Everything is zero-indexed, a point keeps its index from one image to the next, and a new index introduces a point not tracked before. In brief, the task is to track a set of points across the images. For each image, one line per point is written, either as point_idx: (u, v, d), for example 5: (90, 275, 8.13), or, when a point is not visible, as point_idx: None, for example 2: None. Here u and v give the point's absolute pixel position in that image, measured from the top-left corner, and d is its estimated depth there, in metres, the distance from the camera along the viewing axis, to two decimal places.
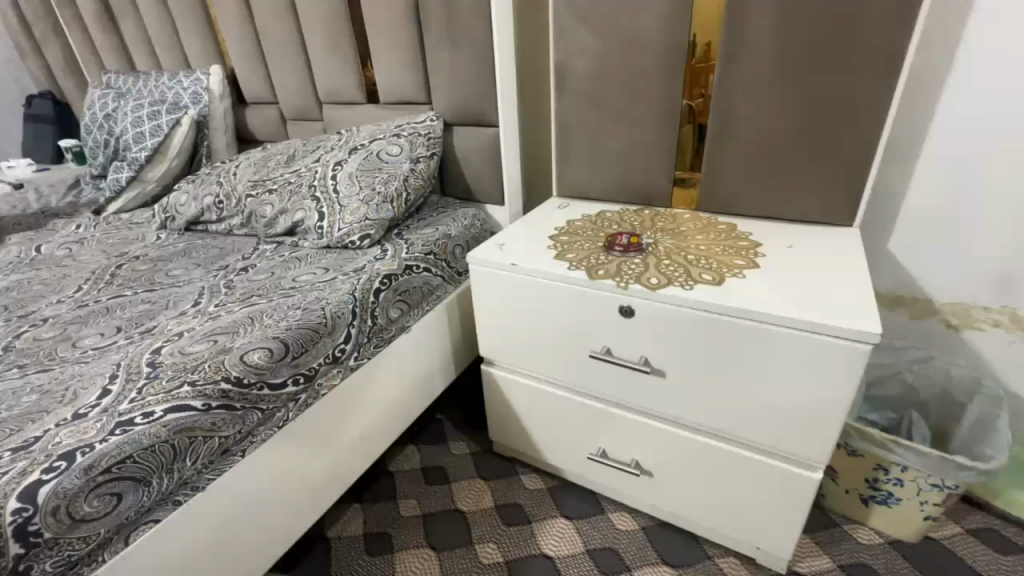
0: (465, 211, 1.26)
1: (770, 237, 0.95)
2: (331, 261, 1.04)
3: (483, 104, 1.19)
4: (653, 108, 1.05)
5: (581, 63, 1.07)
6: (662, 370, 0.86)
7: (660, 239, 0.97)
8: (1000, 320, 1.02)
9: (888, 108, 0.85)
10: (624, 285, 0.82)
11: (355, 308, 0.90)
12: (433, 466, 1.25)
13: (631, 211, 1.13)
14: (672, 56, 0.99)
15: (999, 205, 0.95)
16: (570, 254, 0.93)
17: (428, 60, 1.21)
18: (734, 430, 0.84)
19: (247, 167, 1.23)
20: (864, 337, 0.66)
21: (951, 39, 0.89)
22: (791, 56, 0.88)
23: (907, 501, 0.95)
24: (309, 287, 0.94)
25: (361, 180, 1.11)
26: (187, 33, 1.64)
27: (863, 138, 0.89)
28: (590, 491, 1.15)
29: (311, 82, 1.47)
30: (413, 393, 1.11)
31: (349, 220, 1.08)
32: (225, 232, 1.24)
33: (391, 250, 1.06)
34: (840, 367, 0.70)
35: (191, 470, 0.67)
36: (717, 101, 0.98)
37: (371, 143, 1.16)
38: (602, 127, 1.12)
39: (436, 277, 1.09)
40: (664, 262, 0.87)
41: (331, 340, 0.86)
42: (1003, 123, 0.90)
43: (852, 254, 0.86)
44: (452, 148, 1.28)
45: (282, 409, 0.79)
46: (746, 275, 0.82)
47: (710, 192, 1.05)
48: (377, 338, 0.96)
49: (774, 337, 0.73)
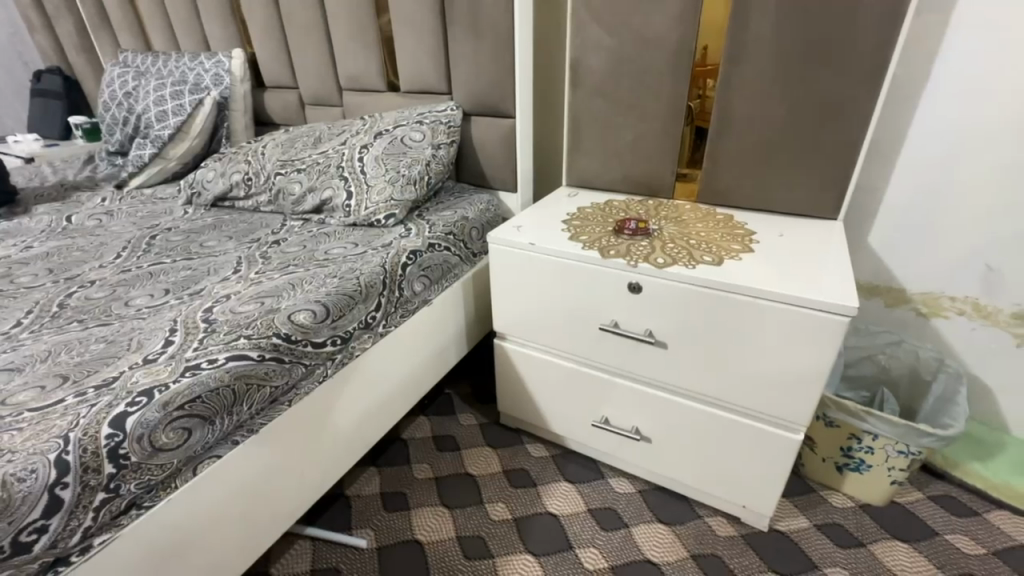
0: (480, 197, 1.34)
1: (764, 227, 1.05)
2: (358, 237, 1.12)
3: (501, 96, 1.26)
4: (660, 106, 1.14)
5: (596, 60, 1.16)
6: (664, 342, 0.95)
7: (664, 225, 1.07)
8: (964, 309, 1.14)
9: (872, 112, 0.96)
10: (633, 264, 0.91)
11: (385, 279, 0.99)
12: (444, 435, 1.33)
13: (636, 201, 1.22)
14: (680, 58, 1.08)
15: (966, 204, 1.06)
16: (583, 237, 1.02)
17: (450, 52, 1.29)
18: (726, 397, 0.94)
19: (275, 148, 1.29)
20: (843, 310, 0.76)
21: (931, 52, 0.99)
22: (788, 64, 0.98)
23: (876, 467, 1.06)
24: (341, 258, 1.02)
25: (387, 163, 1.18)
26: (209, 16, 1.69)
27: (849, 139, 0.99)
28: (590, 459, 1.24)
29: (332, 69, 1.53)
30: (430, 363, 1.19)
31: (375, 199, 1.16)
32: (251, 209, 1.30)
33: (415, 229, 1.14)
34: (822, 338, 0.80)
35: (247, 414, 0.75)
36: (720, 101, 1.07)
37: (395, 128, 1.24)
38: (612, 121, 1.20)
39: (455, 257, 1.17)
40: (668, 244, 0.97)
41: (365, 307, 0.94)
42: (972, 130, 1.01)
43: (835, 242, 0.97)
44: (470, 136, 1.36)
45: (322, 365, 0.87)
46: (741, 257, 0.91)
47: (709, 185, 1.15)
48: (402, 309, 1.04)
49: (766, 311, 0.82)
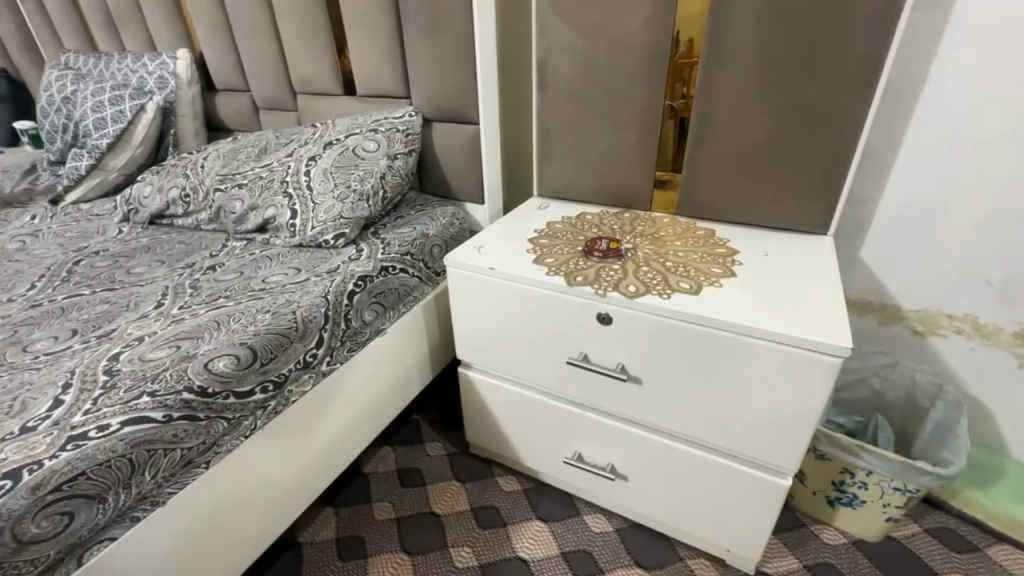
0: (443, 209, 1.24)
1: (747, 245, 0.95)
2: (304, 261, 1.01)
3: (463, 101, 1.16)
4: (634, 111, 1.04)
5: (564, 62, 1.05)
6: (638, 378, 0.86)
7: (638, 244, 0.97)
8: (963, 327, 1.06)
9: (865, 119, 0.86)
10: (602, 293, 0.82)
11: (328, 311, 0.88)
12: (409, 468, 1.24)
13: (611, 215, 1.12)
14: (655, 59, 0.98)
15: (967, 216, 0.97)
16: (548, 259, 0.92)
17: (407, 52, 1.17)
18: (707, 437, 0.85)
19: (215, 160, 1.18)
20: (834, 350, 0.67)
21: (929, 49, 0.90)
22: (772, 65, 0.88)
23: (870, 503, 0.97)
24: (279, 288, 0.91)
25: (337, 177, 1.08)
26: (153, 14, 1.55)
27: (838, 149, 0.90)
28: (565, 493, 1.15)
29: (284, 70, 1.41)
30: (388, 395, 1.09)
31: (322, 218, 1.05)
32: (192, 227, 1.19)
33: (367, 250, 1.04)
34: (811, 380, 0.71)
35: (151, 484, 0.65)
36: (699, 106, 0.97)
37: (347, 138, 1.13)
38: (582, 129, 1.10)
39: (414, 278, 1.07)
40: (642, 267, 0.88)
41: (302, 345, 0.84)
42: (973, 134, 0.92)
43: (826, 263, 0.87)
44: (431, 144, 1.25)
45: (250, 417, 0.77)
46: (722, 283, 0.82)
47: (689, 197, 1.05)
48: (350, 342, 0.94)
49: (747, 348, 0.73)
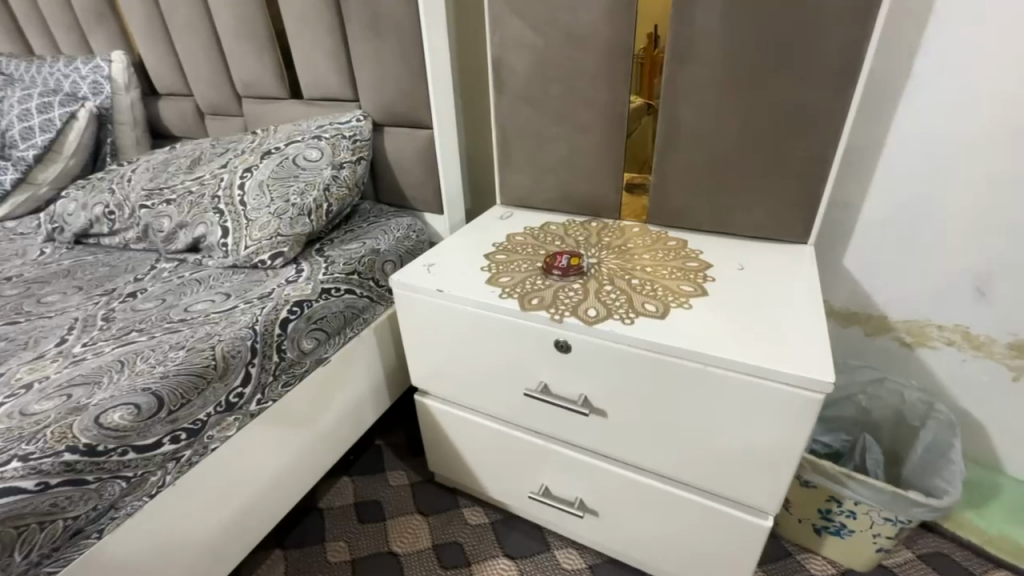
0: (398, 221, 1.15)
1: (721, 257, 0.87)
2: (235, 285, 0.91)
3: (413, 104, 1.06)
4: (597, 113, 0.95)
5: (519, 60, 0.96)
6: (602, 410, 0.77)
7: (603, 258, 0.89)
8: (953, 338, 0.99)
9: (844, 119, 0.79)
10: (559, 319, 0.73)
11: (255, 344, 0.79)
12: (368, 501, 1.14)
13: (577, 224, 1.04)
14: (616, 55, 0.89)
15: (956, 221, 0.90)
16: (503, 279, 0.84)
17: (351, 51, 1.08)
18: (680, 473, 0.76)
19: (143, 173, 1.07)
20: (815, 385, 0.59)
21: (913, 42, 0.82)
22: (743, 61, 0.80)
23: (860, 533, 0.90)
24: (200, 319, 0.81)
25: (274, 190, 0.98)
26: (84, 13, 1.44)
27: (816, 152, 0.82)
28: (535, 525, 1.07)
29: (226, 72, 1.30)
30: (337, 428, 1.00)
31: (257, 236, 0.95)
32: (120, 247, 1.08)
33: (307, 270, 0.95)
34: (791, 418, 0.63)
35: (22, 565, 0.56)
36: (667, 106, 0.88)
37: (287, 146, 1.04)
38: (543, 132, 1.01)
39: (362, 299, 0.98)
40: (606, 287, 0.79)
41: (224, 385, 0.75)
42: (961, 134, 0.84)
43: (806, 277, 0.80)
44: (383, 151, 1.15)
45: (157, 472, 0.68)
46: (692, 304, 0.74)
47: (659, 204, 0.97)
48: (286, 376, 0.84)
49: (719, 381, 0.65)
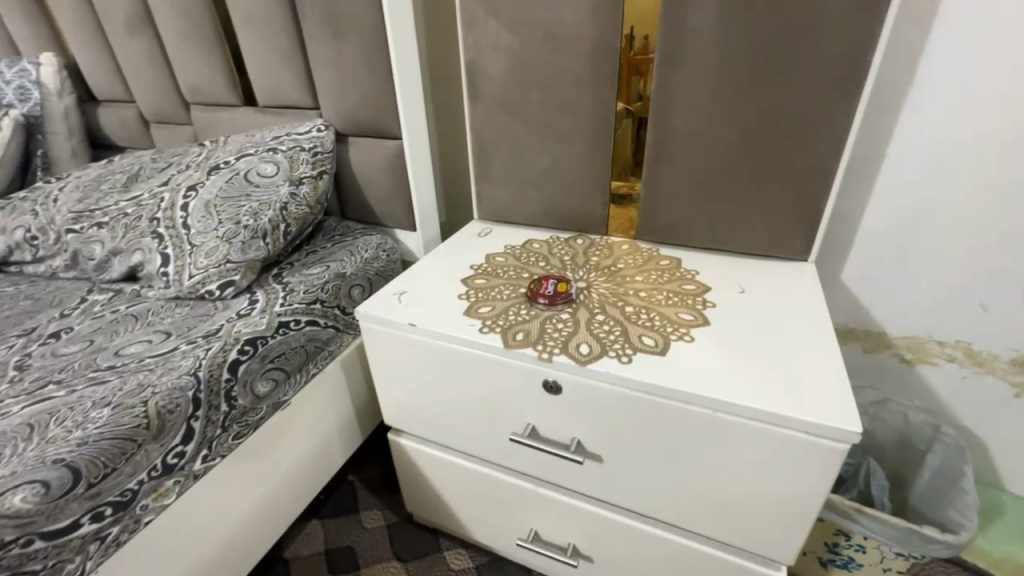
0: (367, 239, 1.05)
1: (719, 278, 0.81)
2: (177, 320, 0.80)
3: (380, 113, 0.97)
4: (581, 122, 0.88)
5: (495, 65, 0.88)
6: (597, 455, 0.70)
7: (592, 282, 0.81)
8: (955, 355, 0.94)
9: (848, 130, 0.73)
10: (547, 357, 0.65)
11: (199, 394, 0.68)
12: (340, 547, 1.04)
13: (561, 241, 0.96)
14: (600, 59, 0.81)
15: (958, 234, 0.85)
16: (484, 309, 0.75)
17: (309, 54, 0.97)
18: (684, 522, 0.69)
19: (71, 191, 0.95)
20: (837, 435, 0.53)
21: (916, 45, 0.77)
22: (740, 67, 0.73)
23: (868, 566, 0.85)
24: (133, 365, 0.70)
25: (222, 210, 0.87)
26: (9, 10, 1.29)
27: (818, 165, 0.76)
28: (523, 568, 0.98)
29: (171, 77, 1.18)
30: (302, 474, 0.90)
31: (203, 263, 0.84)
32: (47, 276, 0.96)
33: (263, 301, 0.84)
34: (809, 468, 0.56)
35: None
36: (657, 115, 0.81)
37: (238, 160, 0.93)
38: (522, 143, 0.93)
39: (327, 330, 0.88)
40: (597, 317, 0.72)
41: (160, 445, 0.64)
42: (966, 143, 0.79)
43: (811, 302, 0.74)
44: (348, 163, 1.05)
45: (75, 558, 0.57)
46: (693, 336, 0.67)
47: (649, 220, 0.90)
48: (237, 425, 0.74)
49: (729, 428, 0.58)
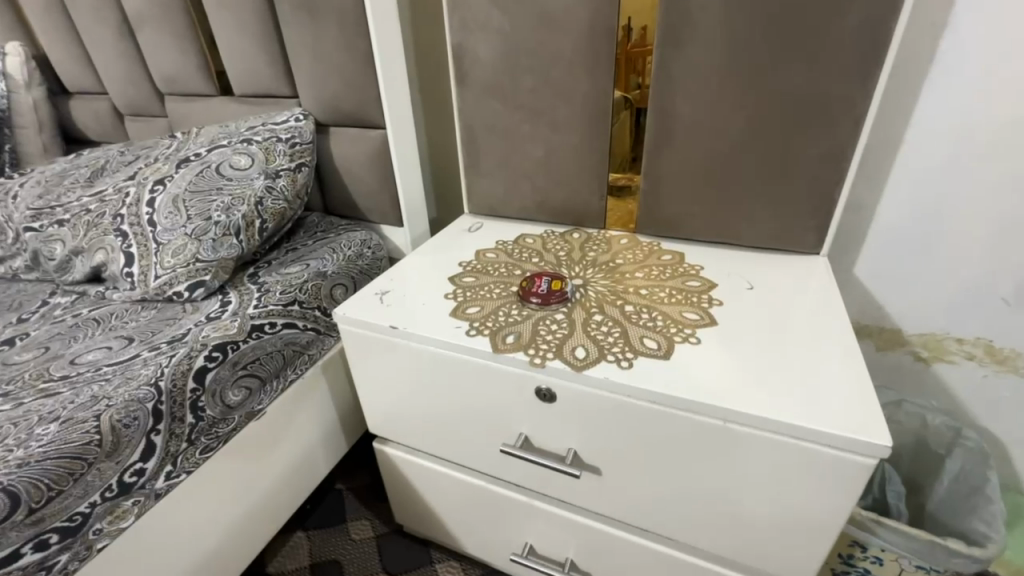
0: (351, 236, 0.99)
1: (726, 274, 0.75)
2: (141, 324, 0.75)
3: (361, 101, 0.91)
4: (576, 108, 0.82)
5: (483, 47, 0.82)
6: (596, 468, 0.64)
7: (589, 279, 0.75)
8: (974, 352, 0.89)
9: (865, 112, 0.67)
10: (540, 362, 0.59)
11: (159, 406, 0.63)
12: (326, 561, 0.99)
13: (557, 236, 0.90)
14: (595, 39, 0.75)
15: (981, 224, 0.80)
16: (472, 309, 0.69)
17: (285, 39, 0.91)
18: (692, 539, 0.64)
19: (32, 187, 0.89)
20: (864, 450, 0.47)
21: (937, 20, 0.71)
22: (748, 44, 0.67)
23: None
24: (87, 375, 0.65)
25: (191, 205, 0.81)
26: None
27: (833, 151, 0.70)
28: None
29: (142, 66, 1.12)
30: (282, 487, 0.84)
31: (169, 263, 0.78)
32: (7, 278, 0.90)
33: (235, 303, 0.78)
34: (831, 484, 0.51)
35: None
36: (658, 98, 0.75)
37: (210, 153, 0.87)
38: (514, 131, 0.87)
39: (306, 333, 0.82)
40: (595, 317, 0.66)
41: (114, 463, 0.59)
42: (991, 126, 0.73)
43: (826, 299, 0.68)
44: (329, 155, 0.99)
45: None
46: (699, 338, 0.61)
47: (651, 212, 0.84)
48: (206, 438, 0.68)
49: (741, 441, 0.52)
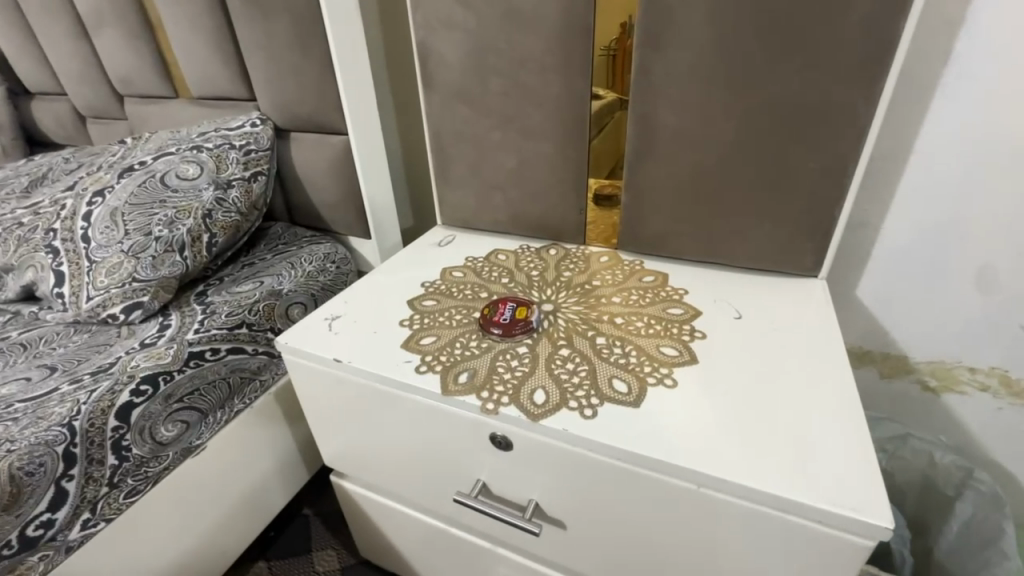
0: (314, 249, 0.92)
1: (712, 301, 0.68)
2: (71, 351, 0.69)
3: (320, 105, 0.84)
4: (550, 115, 0.74)
5: (447, 48, 0.75)
6: (560, 522, 0.57)
7: (562, 304, 0.68)
8: (988, 383, 0.80)
9: (869, 123, 0.59)
10: (492, 408, 0.52)
11: (71, 449, 0.57)
12: None
13: (532, 252, 0.83)
14: (567, 40, 0.68)
15: (997, 245, 0.71)
16: (428, 339, 0.63)
17: (238, 39, 0.85)
18: None
19: None
20: (862, 530, 0.40)
21: (950, 17, 0.63)
22: (737, 47, 0.60)
23: None
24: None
25: (129, 219, 0.74)
26: None
27: (832, 165, 0.63)
28: None
29: (99, 67, 1.05)
30: (232, 524, 0.78)
31: (103, 283, 0.72)
32: None
33: (175, 327, 0.72)
34: (822, 563, 0.44)
35: None
36: (639, 106, 0.68)
37: (156, 161, 0.80)
38: (484, 139, 0.80)
39: (257, 358, 0.75)
40: (561, 350, 0.59)
41: (14, 516, 0.53)
42: (1010, 137, 0.65)
43: (824, 335, 0.61)
44: (291, 163, 0.93)
45: None
46: (676, 380, 0.54)
47: (633, 229, 0.77)
48: (133, 480, 0.62)
49: (717, 509, 0.46)
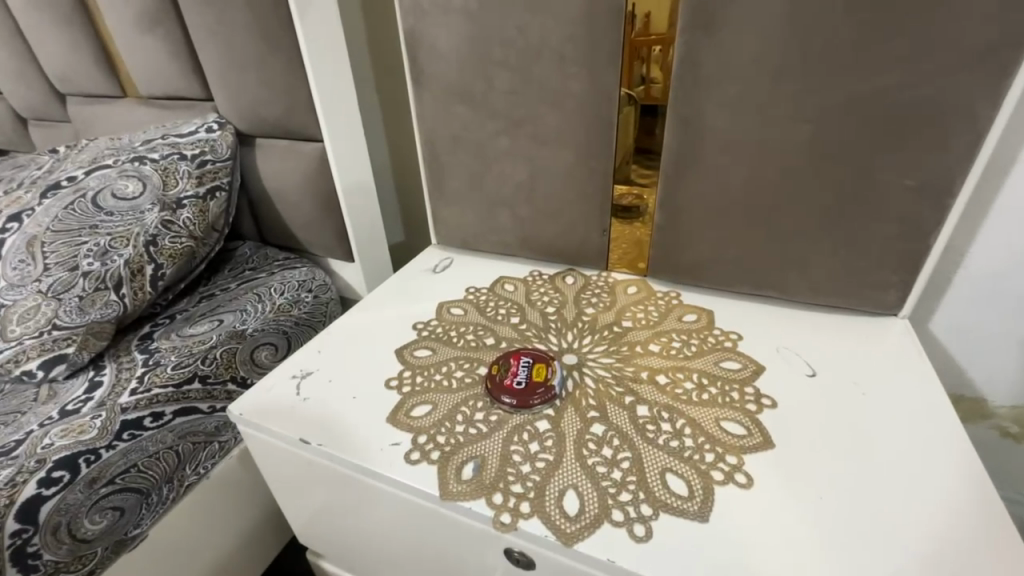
0: (287, 275, 0.78)
1: (777, 351, 0.54)
2: None
3: (287, 106, 0.70)
4: (568, 118, 0.60)
5: (438, 37, 0.61)
6: None
7: (590, 355, 0.55)
8: None
9: (991, 132, 0.46)
10: (508, 521, 0.39)
11: None
12: None
13: (547, 280, 0.69)
14: (590, 24, 0.54)
15: None
16: (422, 408, 0.49)
17: (187, 28, 0.70)
18: None
19: None
20: None
21: None
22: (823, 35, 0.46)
23: None
24: None
25: (50, 252, 0.61)
26: None
27: (935, 184, 0.49)
28: None
29: (34, 61, 0.90)
30: None
31: (18, 331, 0.59)
32: None
33: (108, 386, 0.59)
34: None
35: None
36: (684, 110, 0.54)
37: (88, 175, 0.66)
38: (485, 147, 0.66)
39: (216, 416, 0.61)
40: (594, 426, 0.46)
41: None
42: None
43: (928, 400, 0.48)
44: (257, 174, 0.79)
45: None
46: (749, 479, 0.41)
47: (669, 256, 0.64)
48: None
49: None
